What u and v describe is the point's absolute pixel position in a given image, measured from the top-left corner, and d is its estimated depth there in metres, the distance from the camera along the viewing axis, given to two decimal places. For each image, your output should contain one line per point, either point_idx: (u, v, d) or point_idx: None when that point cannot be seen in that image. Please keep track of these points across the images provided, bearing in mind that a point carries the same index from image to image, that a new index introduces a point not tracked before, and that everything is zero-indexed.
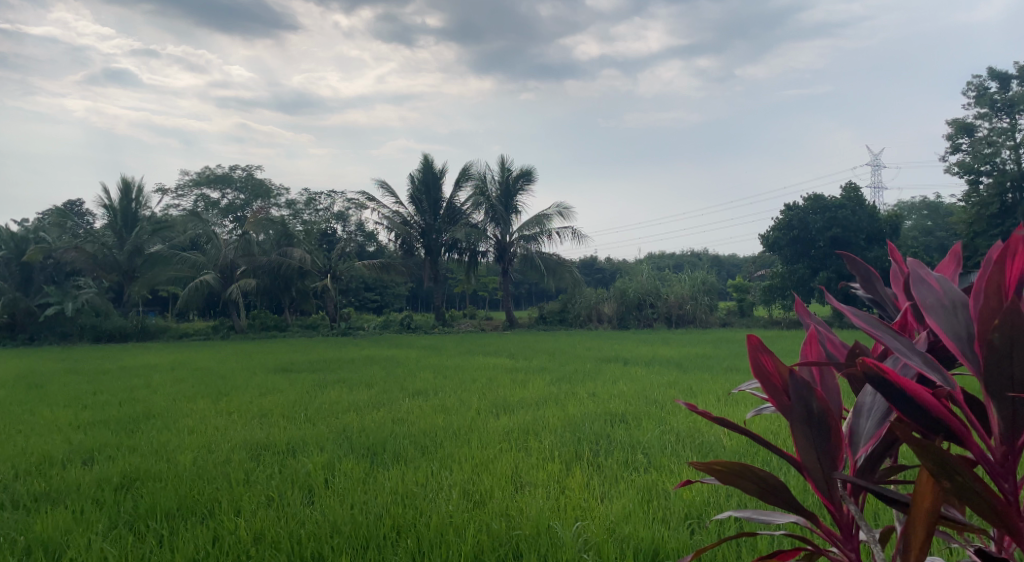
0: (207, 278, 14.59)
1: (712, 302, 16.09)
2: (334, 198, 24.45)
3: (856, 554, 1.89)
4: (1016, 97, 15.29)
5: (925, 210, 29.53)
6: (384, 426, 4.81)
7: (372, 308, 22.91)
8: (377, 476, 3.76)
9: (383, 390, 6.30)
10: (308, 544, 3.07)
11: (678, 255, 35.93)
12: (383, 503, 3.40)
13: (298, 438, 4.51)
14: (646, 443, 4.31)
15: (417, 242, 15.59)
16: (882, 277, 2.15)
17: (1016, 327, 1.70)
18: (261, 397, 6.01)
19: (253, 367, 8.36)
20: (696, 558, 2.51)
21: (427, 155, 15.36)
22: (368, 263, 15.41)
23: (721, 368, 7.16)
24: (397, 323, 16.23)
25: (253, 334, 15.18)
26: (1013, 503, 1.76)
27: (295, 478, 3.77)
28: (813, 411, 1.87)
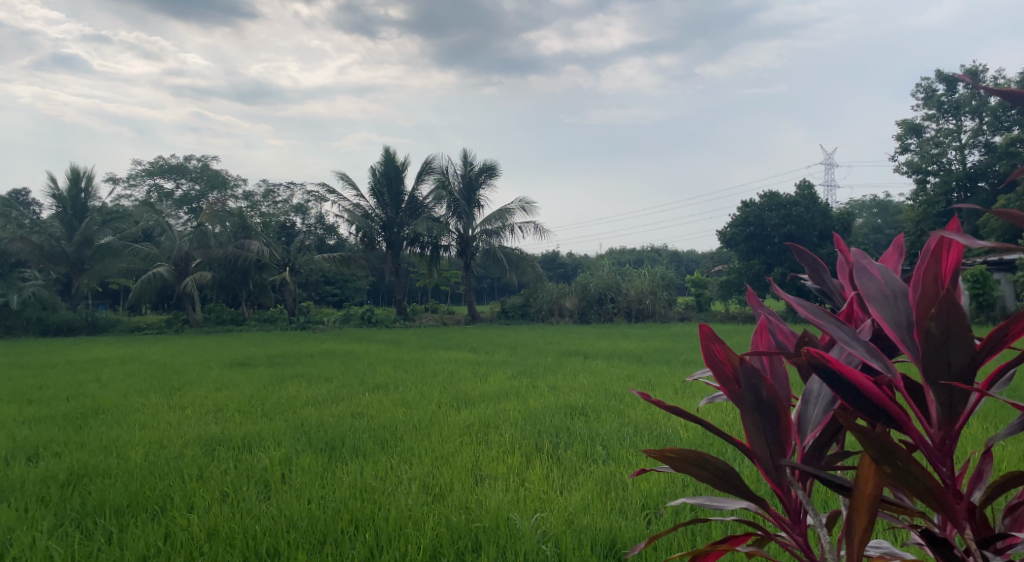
0: (161, 271, 14.50)
1: (672, 297, 16.21)
2: (292, 191, 24.31)
3: (803, 538, 1.97)
4: (962, 99, 15.66)
5: (875, 208, 30.20)
6: (343, 421, 4.83)
7: (332, 302, 22.84)
8: (335, 470, 3.80)
9: (343, 384, 6.32)
10: (264, 540, 3.10)
11: (639, 249, 36.20)
12: (340, 498, 3.44)
13: (254, 433, 4.52)
14: (605, 434, 4.40)
15: (379, 235, 15.53)
16: (829, 268, 2.21)
17: (951, 316, 1.79)
18: (218, 392, 6.01)
19: (208, 361, 8.33)
20: (650, 542, 2.59)
21: (388, 148, 15.34)
22: (328, 257, 15.36)
23: (678, 362, 7.29)
24: (358, 317, 16.21)
25: (209, 327, 15.07)
26: (950, 486, 1.85)
27: (251, 474, 3.79)
28: (762, 399, 1.95)
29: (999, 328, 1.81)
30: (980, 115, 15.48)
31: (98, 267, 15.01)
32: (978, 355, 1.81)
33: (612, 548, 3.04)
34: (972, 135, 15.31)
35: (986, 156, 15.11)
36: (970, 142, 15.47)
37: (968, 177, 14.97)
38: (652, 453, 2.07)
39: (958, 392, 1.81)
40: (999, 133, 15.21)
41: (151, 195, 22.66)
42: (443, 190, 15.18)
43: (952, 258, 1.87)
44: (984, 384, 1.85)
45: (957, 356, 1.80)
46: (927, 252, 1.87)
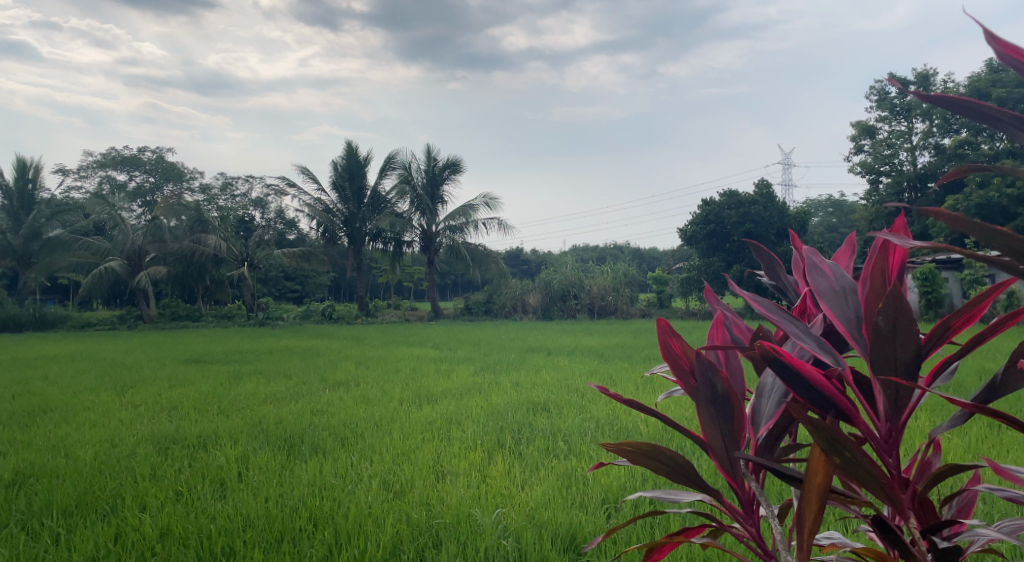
0: (112, 265, 14.30)
1: (633, 294, 16.33)
2: (251, 184, 24.11)
3: (755, 529, 2.01)
4: (913, 102, 15.99)
5: (830, 207, 30.80)
6: (302, 418, 4.84)
7: (292, 298, 22.70)
8: (293, 468, 3.81)
9: (302, 382, 6.29)
10: (218, 539, 3.10)
11: (601, 246, 36.33)
12: (298, 496, 3.45)
13: (209, 431, 4.51)
14: (567, 430, 4.45)
15: (341, 231, 15.43)
16: (783, 264, 2.27)
17: (897, 311, 1.85)
18: (173, 390, 5.95)
19: (162, 359, 8.22)
20: (607, 536, 2.63)
21: (350, 143, 15.27)
22: (288, 252, 15.25)
23: (638, 357, 7.38)
24: (319, 314, 16.12)
25: (164, 323, 14.88)
26: (895, 475, 1.91)
27: (206, 472, 3.78)
28: (717, 392, 1.99)
29: (944, 321, 1.88)
30: (930, 118, 15.80)
31: (47, 261, 14.75)
32: (923, 349, 1.87)
33: (572, 544, 3.08)
34: (922, 137, 15.63)
35: (936, 157, 15.46)
36: (920, 144, 15.79)
37: (918, 178, 15.28)
38: (610, 446, 2.11)
39: (904, 385, 1.88)
40: (948, 136, 15.57)
41: (103, 186, 22.28)
42: (405, 185, 15.18)
43: (899, 257, 1.94)
44: (927, 378, 1.92)
45: (904, 349, 1.87)
46: (876, 249, 1.94)
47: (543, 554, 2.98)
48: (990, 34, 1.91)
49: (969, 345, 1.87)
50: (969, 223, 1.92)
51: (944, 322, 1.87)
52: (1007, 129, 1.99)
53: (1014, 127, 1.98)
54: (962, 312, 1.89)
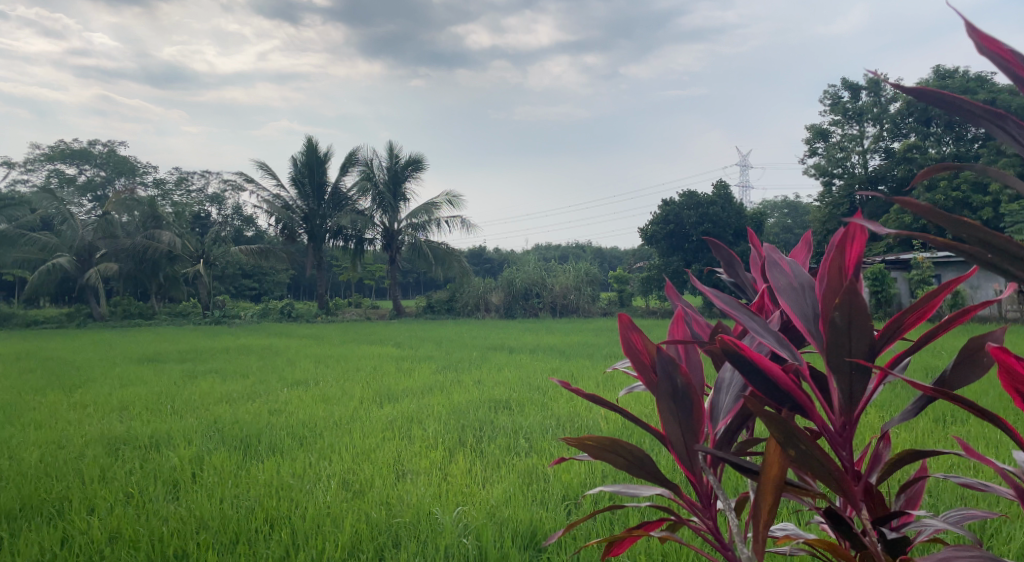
0: (61, 262, 14.09)
1: (596, 292, 16.44)
2: (207, 179, 23.86)
3: (713, 521, 2.03)
4: (864, 106, 16.32)
5: (785, 208, 31.44)
6: (260, 417, 4.85)
7: (249, 296, 22.54)
8: (248, 468, 3.82)
9: (259, 381, 6.27)
10: (170, 542, 3.10)
11: (564, 244, 36.47)
12: (254, 496, 3.47)
13: (161, 431, 4.49)
14: (529, 427, 4.51)
15: (300, 227, 15.42)
16: (742, 262, 2.33)
17: (853, 304, 1.84)
18: (126, 389, 5.89)
19: (112, 358, 8.10)
20: (566, 531, 2.64)
21: (310, 139, 15.21)
22: (245, 249, 15.13)
23: (598, 355, 7.47)
24: (277, 311, 16.05)
25: (115, 321, 14.70)
26: (848, 469, 1.90)
27: (158, 474, 3.77)
28: (677, 386, 2.00)
29: (896, 317, 1.88)
30: (881, 123, 16.15)
31: None
32: (877, 343, 1.86)
33: (531, 540, 3.14)
34: (874, 141, 15.94)
35: (886, 160, 15.80)
36: (872, 148, 16.12)
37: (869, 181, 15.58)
38: (571, 441, 2.14)
39: (859, 377, 1.86)
40: (897, 140, 15.90)
41: (51, 180, 21.83)
42: (366, 183, 15.17)
43: (856, 249, 1.90)
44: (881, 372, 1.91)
45: (858, 342, 1.85)
46: (833, 243, 1.91)
47: (503, 552, 3.02)
48: (971, 26, 1.92)
49: (922, 340, 1.85)
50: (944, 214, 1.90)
51: (899, 317, 1.86)
52: (984, 123, 1.99)
53: (992, 121, 1.98)
54: (914, 308, 1.88)
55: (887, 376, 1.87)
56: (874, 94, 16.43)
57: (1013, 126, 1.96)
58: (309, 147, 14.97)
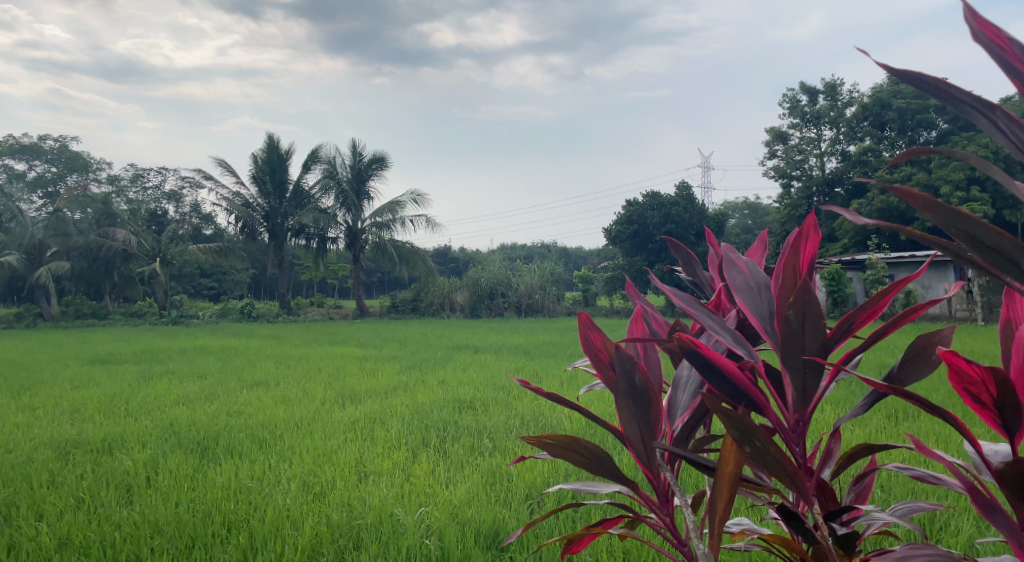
0: (11, 260, 13.91)
1: (560, 292, 16.52)
2: (164, 175, 23.55)
3: (670, 518, 2.05)
4: (822, 109, 16.62)
5: (746, 209, 31.87)
6: (218, 419, 4.83)
7: (208, 295, 22.33)
8: (205, 471, 3.80)
9: (218, 382, 6.23)
10: (123, 547, 3.07)
11: (529, 244, 36.59)
12: (210, 500, 3.45)
13: (115, 435, 4.46)
14: (493, 427, 4.55)
15: (260, 226, 15.26)
16: (701, 261, 2.37)
17: (808, 303, 1.86)
18: (80, 391, 5.84)
19: (64, 359, 7.98)
20: (524, 530, 2.64)
21: (272, 136, 15.12)
22: (205, 247, 15.00)
23: (560, 355, 7.53)
24: (237, 311, 15.91)
25: (68, 321, 14.49)
26: (802, 465, 1.92)
27: (111, 478, 3.74)
28: (635, 384, 2.02)
29: (848, 315, 1.90)
30: (837, 126, 16.44)
31: None
32: (830, 342, 1.88)
33: (492, 539, 3.16)
34: (831, 143, 16.22)
35: (843, 163, 16.09)
36: (829, 150, 16.39)
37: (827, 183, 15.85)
38: (531, 439, 2.15)
39: (812, 375, 1.88)
40: (853, 142, 16.24)
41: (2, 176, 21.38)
42: (330, 181, 15.12)
43: (810, 249, 1.93)
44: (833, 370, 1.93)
45: (813, 341, 1.87)
46: (788, 242, 1.93)
47: (465, 552, 3.02)
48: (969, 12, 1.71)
49: (872, 338, 1.88)
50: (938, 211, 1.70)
51: (850, 316, 1.88)
52: (971, 113, 1.74)
53: (980, 112, 1.73)
54: (864, 307, 1.91)
55: (839, 374, 1.90)
56: (831, 98, 16.77)
57: (1002, 117, 1.71)
58: (271, 144, 14.90)
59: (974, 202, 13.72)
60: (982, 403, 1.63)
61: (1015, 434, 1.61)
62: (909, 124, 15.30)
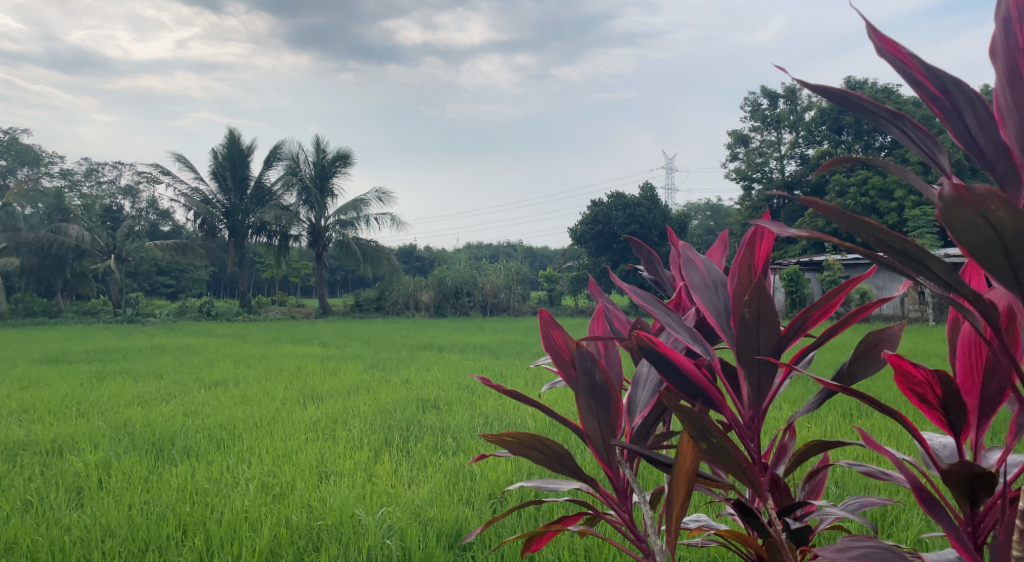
0: None
1: (525, 292, 16.58)
2: (120, 170, 23.20)
3: (629, 514, 2.07)
4: (782, 113, 16.89)
5: (708, 211, 32.27)
6: (174, 419, 4.81)
7: (167, 293, 22.10)
8: (160, 473, 3.78)
9: (175, 382, 6.20)
10: (73, 549, 3.02)
11: (495, 243, 36.70)
12: (165, 502, 3.41)
13: (67, 436, 4.42)
14: (456, 427, 4.56)
15: (220, 222, 15.17)
16: (662, 260, 2.41)
17: (761, 301, 1.88)
18: (30, 391, 5.77)
19: (17, 358, 7.90)
20: (481, 529, 2.59)
21: (233, 131, 15.03)
22: (163, 244, 14.87)
23: (525, 354, 7.59)
24: (195, 310, 15.79)
25: (19, 319, 14.27)
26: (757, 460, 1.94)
27: (61, 482, 3.70)
28: (595, 381, 2.04)
29: (801, 313, 1.94)
30: (797, 130, 16.72)
31: None
32: (784, 339, 1.91)
33: (455, 538, 3.16)
34: (791, 146, 16.48)
35: (802, 166, 16.36)
36: (789, 153, 16.66)
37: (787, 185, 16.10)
38: (489, 438, 2.12)
39: (767, 371, 1.90)
40: (812, 146, 16.60)
41: None
42: (292, 178, 15.04)
43: (765, 248, 1.96)
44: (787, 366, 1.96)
45: (766, 340, 1.89)
46: (742, 241, 1.96)
47: (427, 552, 2.99)
48: (871, 24, 1.50)
49: (825, 336, 1.92)
50: (839, 218, 1.43)
51: (804, 314, 1.92)
52: (881, 124, 1.55)
53: (889, 122, 1.54)
54: (818, 305, 1.95)
55: (792, 370, 1.93)
56: (790, 102, 17.05)
57: (912, 129, 1.52)
58: (232, 140, 14.82)
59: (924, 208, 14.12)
60: (928, 403, 1.55)
61: (961, 432, 1.53)
62: (865, 129, 15.66)
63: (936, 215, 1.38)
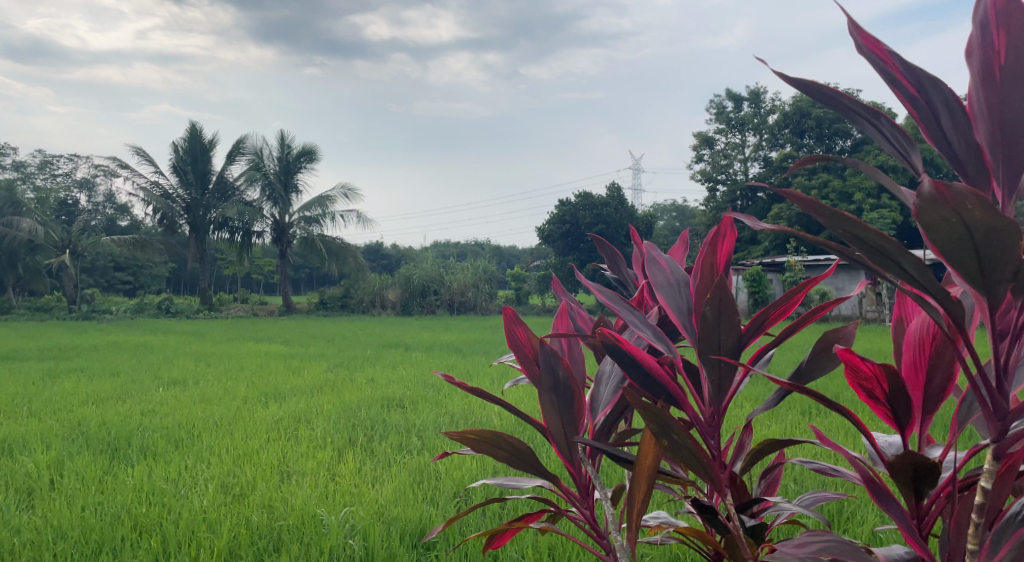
0: None
1: (492, 291, 16.63)
2: (75, 163, 22.82)
3: (590, 511, 2.09)
4: (746, 116, 17.10)
5: (673, 212, 32.60)
6: (130, 418, 4.77)
7: (124, 290, 21.82)
8: (115, 474, 3.74)
9: (131, 380, 6.14)
10: (24, 550, 2.97)
11: (462, 242, 36.76)
12: (121, 503, 3.38)
13: (20, 435, 4.37)
14: (421, 426, 4.56)
15: (181, 218, 15.02)
16: (625, 259, 2.44)
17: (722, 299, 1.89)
18: None
19: None
20: (443, 527, 2.57)
21: (194, 125, 14.92)
22: (121, 238, 14.70)
23: (491, 353, 7.62)
24: (154, 307, 15.62)
25: None
26: (716, 457, 1.96)
27: (12, 482, 3.65)
28: (559, 378, 2.05)
29: (761, 312, 1.96)
30: (760, 133, 16.95)
31: None
32: (744, 338, 1.92)
33: (419, 537, 3.17)
34: (754, 149, 16.70)
35: (765, 169, 16.59)
36: (753, 156, 16.88)
37: (751, 187, 16.31)
38: (453, 434, 2.10)
39: (727, 370, 1.92)
40: (775, 149, 16.84)
41: None
42: (256, 173, 14.94)
43: (726, 248, 1.98)
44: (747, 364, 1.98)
45: (727, 337, 1.90)
46: (705, 242, 1.98)
47: (389, 552, 2.98)
48: (850, 16, 1.38)
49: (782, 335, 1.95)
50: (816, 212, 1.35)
51: (762, 313, 1.95)
52: (855, 120, 1.43)
53: (864, 119, 1.41)
54: (778, 304, 1.98)
55: (751, 369, 1.95)
56: (754, 105, 17.28)
57: (887, 128, 1.40)
58: (193, 133, 14.73)
59: (882, 210, 14.42)
60: (875, 398, 1.56)
61: (906, 426, 1.55)
62: (826, 132, 15.90)
63: (912, 214, 1.26)
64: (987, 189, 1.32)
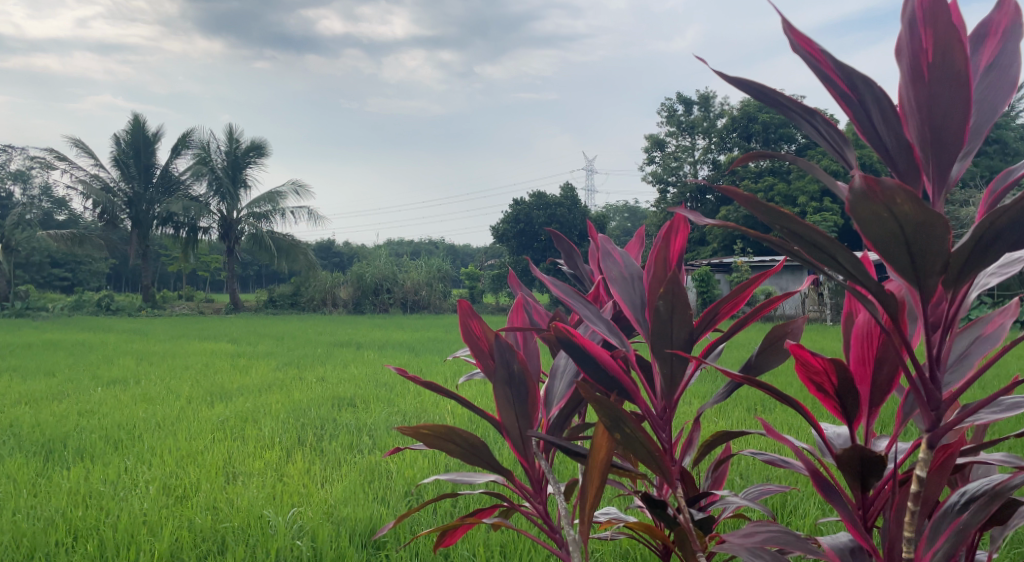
0: None
1: (445, 290, 16.65)
2: (11, 154, 22.28)
3: (543, 505, 2.14)
4: (696, 119, 17.37)
5: (626, 213, 32.94)
6: (68, 419, 4.72)
7: (61, 286, 21.38)
8: (50, 477, 3.70)
9: (70, 379, 6.05)
10: None
11: (415, 241, 36.73)
12: (57, 507, 3.35)
13: None
14: (372, 425, 4.59)
15: (122, 212, 14.81)
16: (582, 254, 2.50)
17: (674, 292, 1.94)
18: None
19: None
20: (395, 523, 2.59)
21: (137, 117, 14.69)
22: (60, 233, 14.43)
23: (442, 352, 7.67)
24: (94, 304, 15.36)
25: None
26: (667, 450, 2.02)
27: None
28: (513, 371, 2.09)
29: (711, 307, 2.03)
30: (710, 136, 17.23)
31: None
32: (695, 332, 1.98)
33: (369, 536, 3.19)
34: (704, 152, 16.95)
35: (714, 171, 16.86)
36: (702, 158, 17.14)
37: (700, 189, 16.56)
38: (407, 429, 2.13)
39: (678, 363, 1.98)
40: (724, 153, 17.14)
41: None
42: (202, 167, 14.79)
43: (679, 242, 2.04)
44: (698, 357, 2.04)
45: (679, 329, 1.96)
46: (658, 236, 2.04)
47: (339, 552, 3.01)
48: (788, 16, 1.41)
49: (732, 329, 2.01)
50: (761, 207, 1.40)
51: (713, 307, 2.01)
52: (793, 119, 1.47)
53: (802, 118, 1.46)
54: (727, 300, 2.05)
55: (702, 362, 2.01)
56: (704, 109, 17.55)
57: (825, 125, 1.44)
58: (137, 125, 14.48)
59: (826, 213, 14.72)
60: (824, 392, 1.63)
61: (853, 418, 1.62)
62: (773, 136, 16.15)
63: (847, 207, 1.32)
64: (917, 184, 1.37)
